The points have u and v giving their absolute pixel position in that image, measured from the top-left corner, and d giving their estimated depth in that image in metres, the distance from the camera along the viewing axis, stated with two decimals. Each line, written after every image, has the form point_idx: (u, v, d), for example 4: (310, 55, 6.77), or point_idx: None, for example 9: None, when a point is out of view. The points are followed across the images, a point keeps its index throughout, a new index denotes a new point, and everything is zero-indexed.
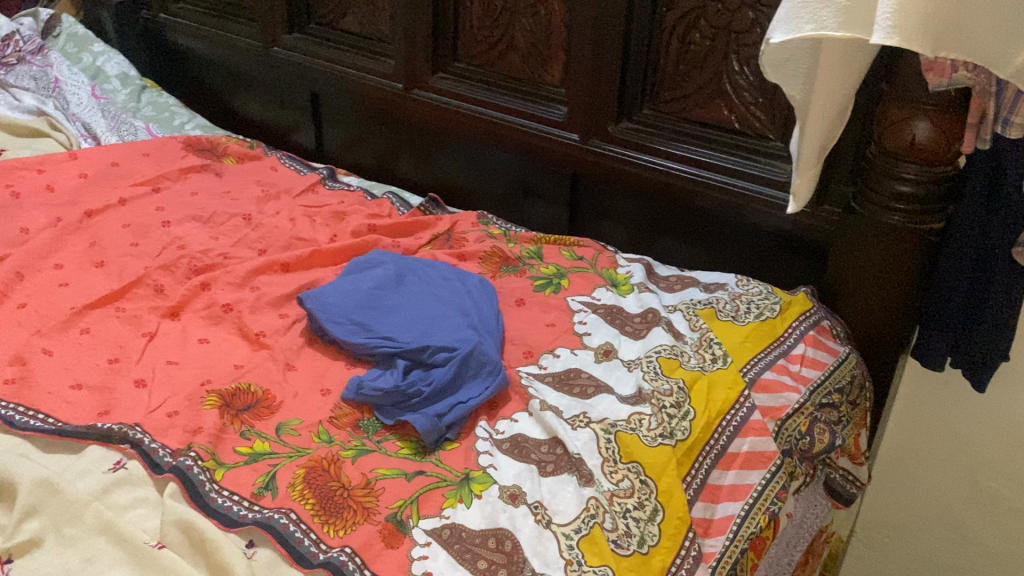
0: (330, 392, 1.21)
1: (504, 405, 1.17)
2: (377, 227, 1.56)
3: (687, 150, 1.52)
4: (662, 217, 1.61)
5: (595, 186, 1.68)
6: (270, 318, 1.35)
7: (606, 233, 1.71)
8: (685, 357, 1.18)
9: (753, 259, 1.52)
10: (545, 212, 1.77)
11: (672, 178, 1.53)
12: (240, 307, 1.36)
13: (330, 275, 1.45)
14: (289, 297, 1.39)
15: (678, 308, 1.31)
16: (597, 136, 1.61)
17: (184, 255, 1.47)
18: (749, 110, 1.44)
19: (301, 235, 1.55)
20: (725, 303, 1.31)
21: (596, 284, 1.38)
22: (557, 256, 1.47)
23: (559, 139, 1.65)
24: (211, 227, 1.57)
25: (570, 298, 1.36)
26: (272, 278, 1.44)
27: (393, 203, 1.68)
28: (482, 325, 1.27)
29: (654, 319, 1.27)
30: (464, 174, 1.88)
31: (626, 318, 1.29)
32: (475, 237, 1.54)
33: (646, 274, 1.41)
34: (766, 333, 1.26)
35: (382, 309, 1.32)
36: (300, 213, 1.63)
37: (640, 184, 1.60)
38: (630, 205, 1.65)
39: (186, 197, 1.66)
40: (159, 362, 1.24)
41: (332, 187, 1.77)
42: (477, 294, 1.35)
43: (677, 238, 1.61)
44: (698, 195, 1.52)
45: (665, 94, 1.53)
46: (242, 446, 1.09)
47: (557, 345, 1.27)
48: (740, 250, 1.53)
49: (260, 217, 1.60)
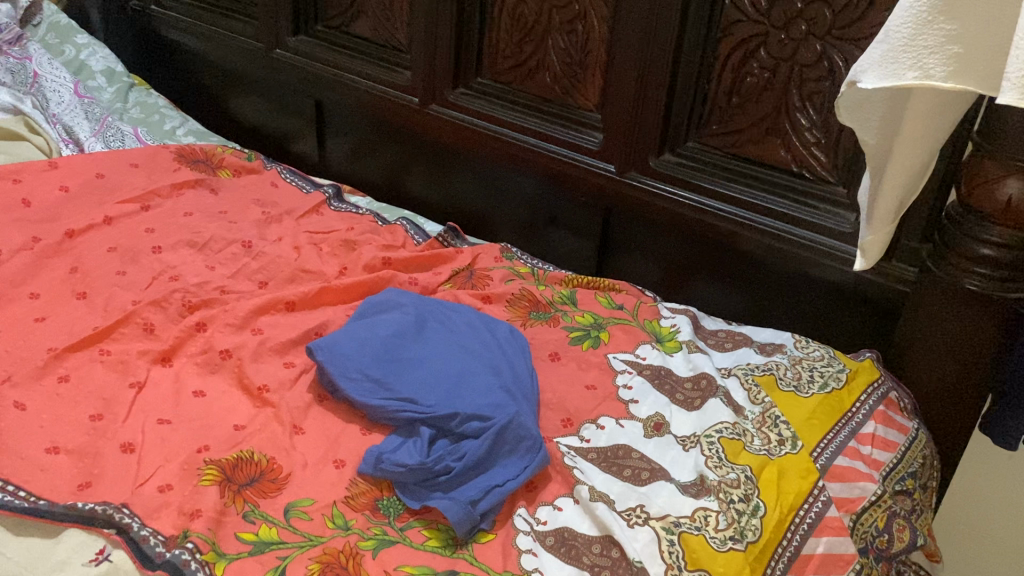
0: (345, 464, 1.06)
1: (543, 487, 1.03)
2: (391, 261, 1.41)
3: (734, 191, 1.39)
4: (702, 258, 1.48)
5: (629, 220, 1.54)
6: (274, 368, 1.20)
7: (636, 269, 1.58)
8: (748, 438, 1.06)
9: (801, 310, 1.39)
10: (568, 241, 1.63)
11: (715, 220, 1.41)
12: (241, 354, 1.21)
13: (341, 317, 1.30)
14: (296, 343, 1.25)
15: (734, 372, 1.18)
16: (634, 168, 1.48)
17: (177, 288, 1.31)
18: (809, 152, 1.31)
19: (307, 267, 1.40)
20: (786, 369, 1.19)
21: (640, 339, 1.25)
22: (592, 302, 1.33)
23: (591, 169, 1.52)
24: (207, 255, 1.41)
25: (612, 355, 1.22)
26: (276, 318, 1.29)
27: (407, 231, 1.54)
28: (516, 390, 1.13)
29: (709, 385, 1.14)
30: (480, 197, 1.74)
31: (676, 383, 1.16)
32: (500, 276, 1.40)
33: (693, 327, 1.28)
34: (833, 409, 1.13)
35: (401, 363, 1.17)
36: (305, 240, 1.47)
37: (678, 223, 1.46)
38: (666, 242, 1.51)
39: (179, 216, 1.50)
40: (149, 421, 1.09)
41: (339, 209, 1.63)
42: (509, 349, 1.21)
43: (716, 282, 1.48)
44: (741, 238, 1.39)
45: (713, 126, 1.40)
46: (246, 533, 0.95)
47: (599, 414, 1.13)
48: (790, 301, 1.40)
49: (262, 244, 1.45)
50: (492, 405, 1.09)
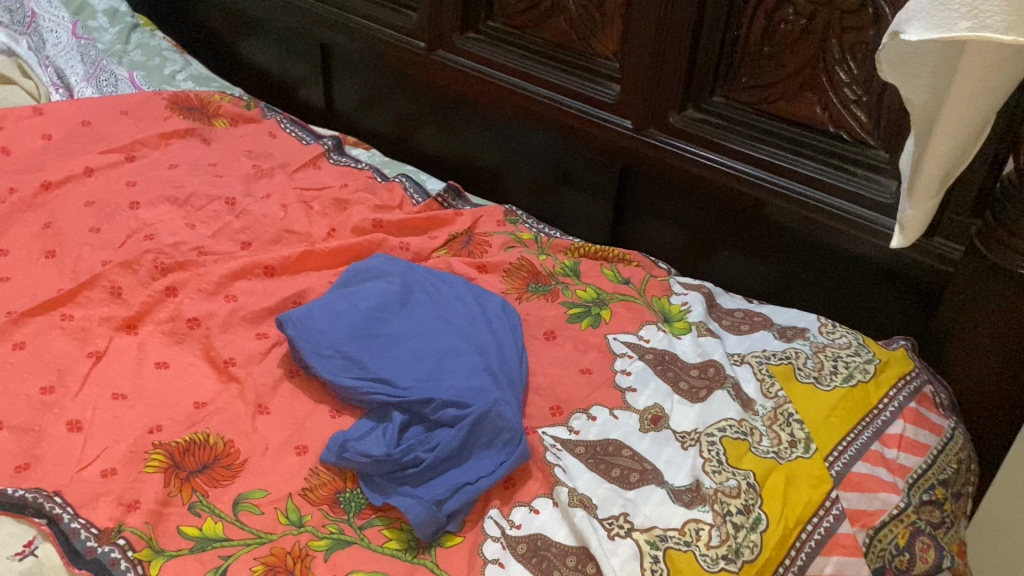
0: (307, 450, 0.97)
1: (522, 484, 0.93)
2: (383, 223, 1.30)
3: (764, 152, 1.25)
4: (726, 225, 1.34)
5: (647, 182, 1.41)
6: (245, 340, 1.11)
7: (654, 235, 1.45)
8: (755, 437, 0.94)
9: (830, 289, 1.26)
10: (582, 201, 1.51)
11: (741, 184, 1.27)
12: (210, 323, 1.12)
13: (323, 284, 1.20)
14: (271, 312, 1.15)
15: (746, 360, 1.05)
16: (653, 124, 1.34)
17: (151, 247, 1.23)
18: (847, 111, 1.16)
19: (293, 228, 1.30)
20: (807, 357, 1.05)
21: (645, 318, 1.12)
22: (597, 274, 1.21)
23: (606, 125, 1.38)
24: (187, 211, 1.32)
25: (612, 335, 1.10)
26: (253, 283, 1.20)
27: (406, 190, 1.42)
28: (501, 373, 1.02)
29: (717, 375, 1.02)
30: (491, 151, 1.61)
31: (680, 370, 1.04)
32: (499, 243, 1.29)
33: (707, 306, 1.15)
34: (857, 406, 1.00)
35: (379, 340, 1.07)
36: (294, 198, 1.37)
37: (700, 187, 1.33)
38: (687, 205, 1.38)
39: (164, 169, 1.40)
40: (103, 396, 1.01)
41: (337, 162, 1.52)
42: (498, 326, 1.10)
43: (740, 253, 1.34)
44: (768, 206, 1.26)
45: (742, 79, 1.25)
46: (190, 527, 0.87)
47: (592, 402, 1.02)
48: (821, 277, 1.26)
49: (247, 201, 1.35)
50: (474, 392, 0.99)
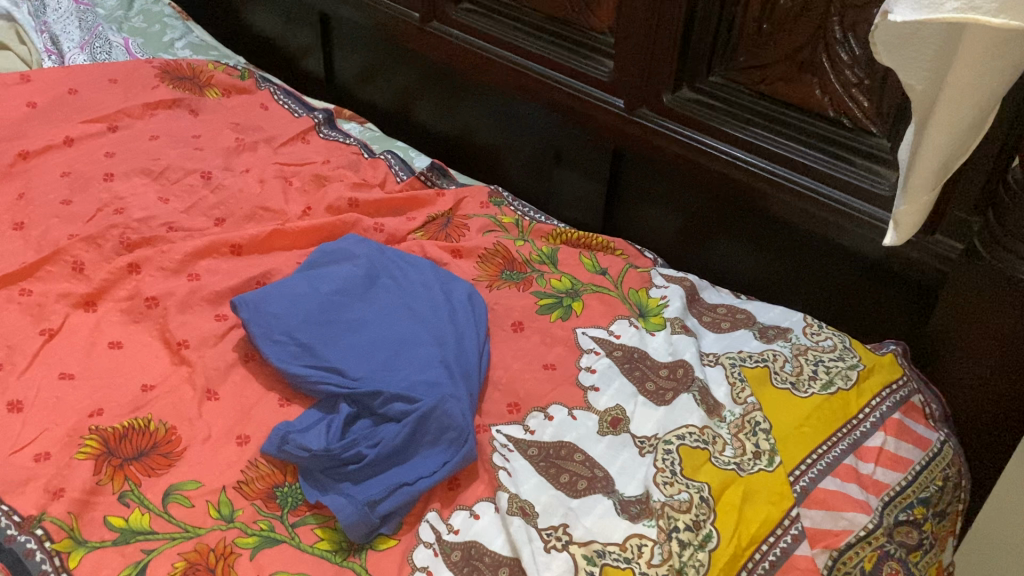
0: (249, 441, 0.94)
1: (466, 486, 0.88)
2: (359, 202, 1.26)
3: (758, 137, 1.17)
4: (722, 213, 1.26)
5: (642, 164, 1.34)
6: (202, 321, 1.08)
7: (649, 220, 1.38)
8: (716, 447, 0.88)
9: (826, 285, 1.18)
10: (576, 182, 1.44)
11: (734, 170, 1.19)
12: (168, 303, 1.09)
13: (289, 266, 1.16)
14: (232, 293, 1.12)
15: (720, 361, 0.99)
16: (645, 103, 1.27)
17: (119, 222, 1.20)
18: (849, 94, 1.07)
19: (267, 205, 1.26)
20: (785, 361, 0.99)
21: (619, 312, 1.06)
22: (575, 263, 1.15)
23: (599, 104, 1.31)
24: (162, 185, 1.29)
25: (581, 329, 1.05)
26: (218, 262, 1.16)
27: (390, 167, 1.37)
28: (456, 368, 0.97)
29: (685, 377, 0.96)
30: (488, 128, 1.55)
31: (648, 370, 0.98)
32: (478, 226, 1.23)
33: (687, 301, 1.09)
34: (833, 415, 0.93)
35: (337, 327, 1.03)
36: (273, 173, 1.33)
37: (694, 172, 1.26)
38: (682, 191, 1.30)
39: (144, 140, 1.37)
40: (49, 376, 0.99)
41: (326, 136, 1.48)
42: (460, 317, 1.05)
43: (735, 243, 1.27)
44: (763, 196, 1.18)
45: (740, 58, 1.16)
46: (116, 517, 0.84)
47: (551, 401, 0.96)
48: (818, 272, 1.18)
49: (224, 175, 1.31)
50: (425, 387, 0.94)
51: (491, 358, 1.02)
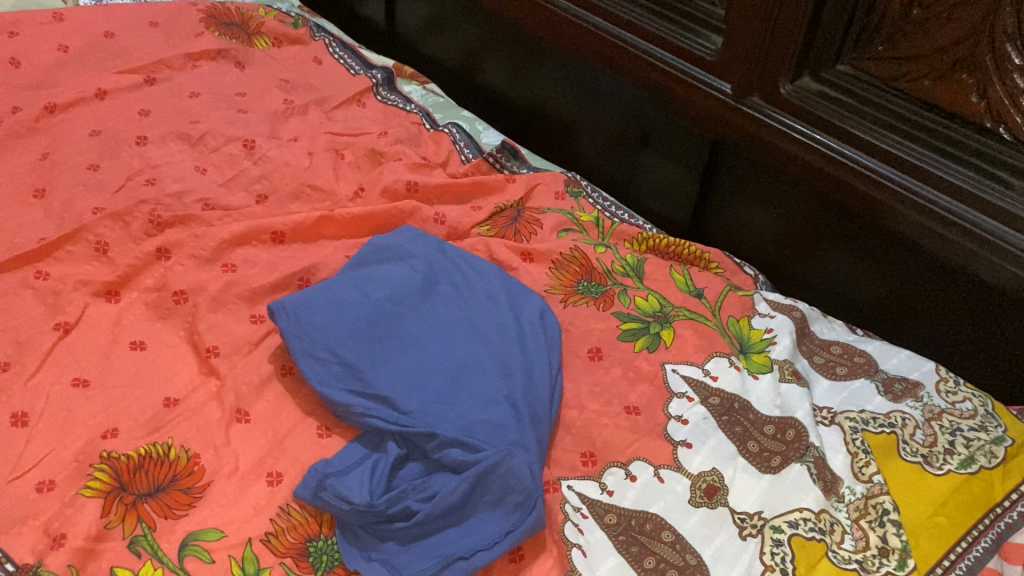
0: (282, 479, 0.81)
1: (531, 560, 0.75)
2: (418, 187, 1.11)
3: (891, 143, 0.98)
4: (834, 222, 1.08)
5: (743, 157, 1.16)
6: (235, 323, 0.94)
7: (749, 219, 1.20)
8: (835, 539, 0.74)
9: (956, 318, 1.01)
10: (664, 168, 1.26)
11: (858, 180, 1.01)
12: (198, 300, 0.95)
13: (336, 260, 1.02)
14: (271, 290, 0.98)
15: (837, 421, 0.83)
16: (756, 91, 1.09)
17: (150, 196, 1.06)
18: (1013, 102, 0.89)
19: (316, 183, 1.12)
20: (916, 427, 0.83)
21: (715, 346, 0.91)
22: (663, 277, 1.00)
23: (701, 86, 1.13)
24: (201, 153, 1.14)
25: (670, 364, 0.89)
26: (257, 251, 1.02)
27: (455, 142, 1.22)
28: (523, 409, 0.83)
29: (798, 439, 0.81)
30: (565, 100, 1.38)
31: (750, 426, 0.83)
32: (552, 224, 1.08)
33: (796, 337, 0.93)
34: (973, 501, 0.77)
35: (388, 344, 0.89)
36: (323, 144, 1.18)
37: (808, 176, 1.07)
38: (792, 193, 1.12)
39: (183, 98, 1.23)
40: (61, 382, 0.87)
41: (384, 100, 1.32)
42: (529, 343, 0.90)
43: (851, 259, 1.09)
44: (891, 213, 0.99)
45: (876, 48, 0.99)
46: (124, 570, 0.72)
47: (632, 455, 0.82)
48: (946, 302, 1.01)
49: (268, 145, 1.17)
50: (487, 432, 0.80)
51: (563, 393, 0.88)
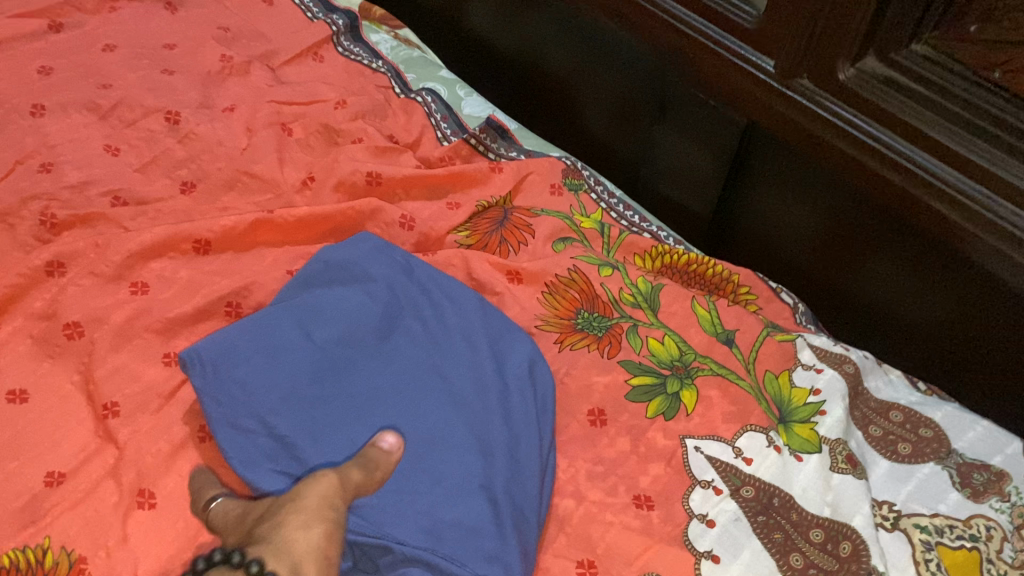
0: None
1: None
2: (380, 179, 0.90)
3: (973, 151, 0.77)
4: (888, 240, 0.87)
5: (779, 148, 0.94)
6: (144, 366, 0.75)
7: (778, 223, 0.99)
8: None
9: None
10: (679, 151, 1.04)
11: (927, 193, 0.80)
12: (96, 335, 0.76)
13: (275, 278, 0.81)
14: (192, 320, 0.78)
15: (904, 526, 0.66)
16: (806, 71, 0.87)
17: (42, 188, 0.85)
18: None
19: (255, 169, 0.90)
20: (1003, 540, 0.65)
21: (748, 413, 0.72)
22: (682, 310, 0.80)
23: (736, 60, 0.91)
24: (113, 127, 0.93)
25: (693, 438, 0.71)
26: (176, 265, 0.82)
27: (429, 115, 1.01)
28: (502, 505, 0.64)
29: (855, 558, 0.63)
30: (563, 60, 1.15)
31: (794, 533, 0.65)
32: (546, 231, 0.88)
33: (849, 400, 0.74)
34: None
35: (331, 408, 0.68)
36: (267, 116, 0.96)
37: (861, 182, 0.86)
38: (837, 198, 0.90)
39: (96, 53, 1.00)
40: None
41: (346, 54, 1.09)
42: (513, 407, 0.71)
43: (902, 287, 0.88)
44: (969, 238, 0.78)
45: (967, 27, 0.77)
46: None
47: (643, 569, 0.64)
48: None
49: (197, 118, 0.95)
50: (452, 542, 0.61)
51: (556, 474, 0.69)
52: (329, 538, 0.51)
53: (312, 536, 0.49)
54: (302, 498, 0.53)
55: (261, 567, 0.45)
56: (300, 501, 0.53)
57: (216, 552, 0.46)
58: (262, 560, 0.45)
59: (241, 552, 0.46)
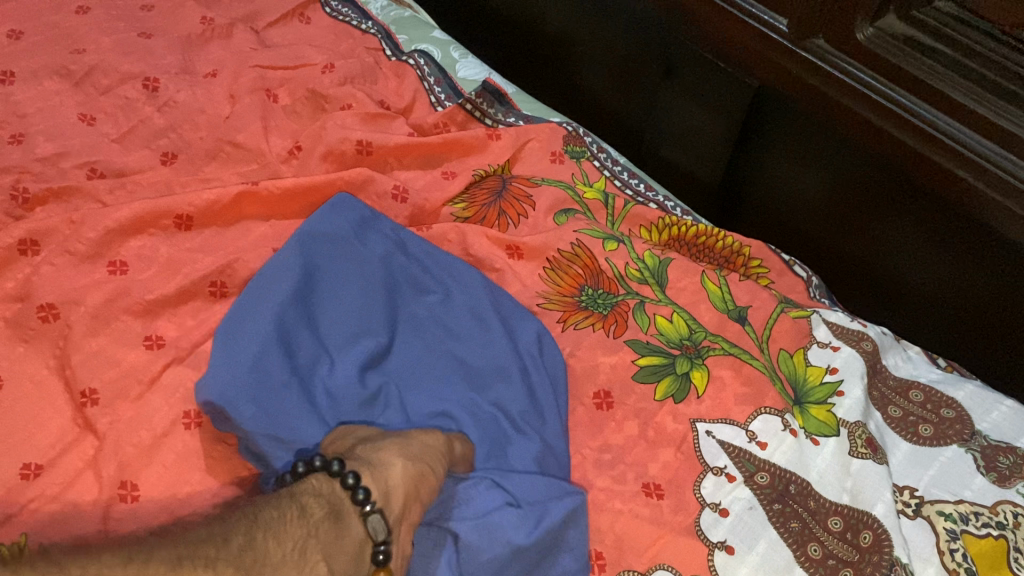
0: None
1: None
2: (371, 147, 0.85)
3: (999, 114, 0.72)
4: (903, 206, 0.83)
5: (790, 113, 0.89)
6: (123, 351, 0.71)
7: (787, 190, 0.94)
8: None
9: None
10: (686, 116, 0.99)
11: (947, 159, 0.76)
12: (72, 317, 0.72)
13: (262, 255, 0.77)
14: (174, 301, 0.74)
15: (926, 514, 0.62)
16: (823, 30, 0.82)
17: (13, 161, 0.80)
18: None
19: (238, 139, 0.86)
20: None
21: (762, 395, 0.69)
22: (692, 286, 0.76)
23: (749, 20, 0.87)
24: (87, 95, 0.88)
25: (703, 422, 0.67)
26: (156, 241, 0.77)
27: (422, 78, 0.96)
28: (523, 496, 0.59)
29: (876, 549, 0.60)
30: (562, 20, 1.09)
31: (811, 522, 0.62)
32: (546, 202, 0.83)
33: (867, 380, 0.71)
34: None
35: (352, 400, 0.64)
36: (250, 82, 0.91)
37: (878, 147, 0.81)
38: (852, 166, 0.86)
39: (68, 15, 0.95)
40: None
41: (333, 15, 1.04)
42: (531, 383, 0.68)
43: (920, 259, 0.84)
44: (989, 206, 0.74)
45: None
46: None
47: (653, 561, 0.61)
48: None
49: (177, 84, 0.90)
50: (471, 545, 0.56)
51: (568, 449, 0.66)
52: (423, 477, 0.54)
53: (408, 468, 0.54)
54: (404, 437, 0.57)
55: (358, 482, 0.50)
56: (405, 439, 0.57)
57: (313, 458, 0.51)
58: (358, 476, 0.50)
59: (340, 463, 0.51)
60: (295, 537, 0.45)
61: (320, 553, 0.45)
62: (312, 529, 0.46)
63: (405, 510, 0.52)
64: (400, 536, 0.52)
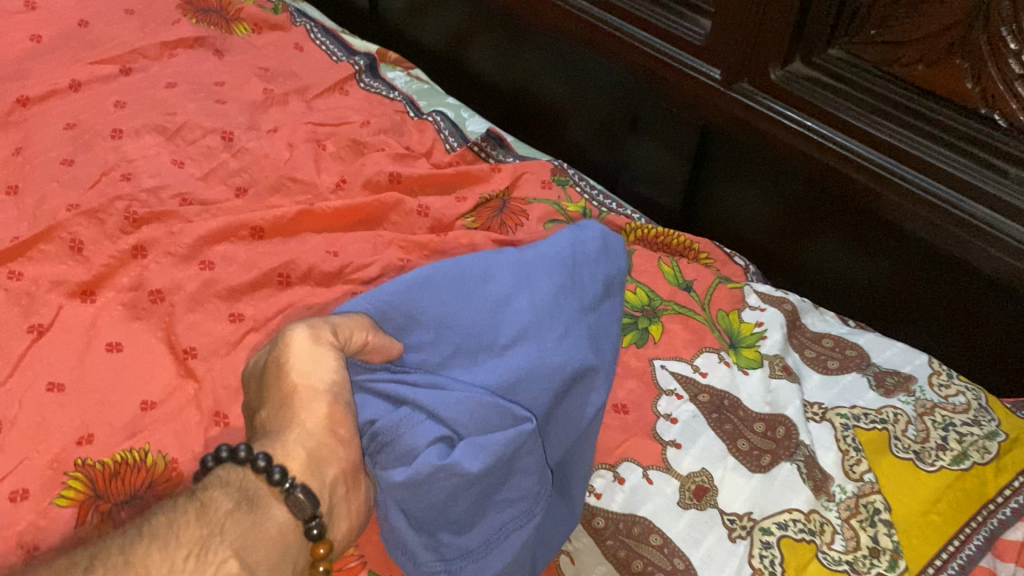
0: None
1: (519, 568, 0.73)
2: (401, 178, 1.09)
3: (880, 130, 0.95)
4: (823, 203, 1.05)
5: (732, 142, 1.12)
6: (214, 323, 0.92)
7: (739, 203, 1.17)
8: (825, 538, 0.73)
9: (938, 304, 0.99)
10: (653, 154, 1.22)
11: (850, 169, 0.97)
12: (175, 299, 0.93)
13: (318, 254, 0.99)
14: (250, 288, 0.96)
15: (828, 417, 0.82)
16: (746, 76, 1.06)
17: (125, 192, 1.04)
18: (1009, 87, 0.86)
19: (296, 175, 1.09)
20: (908, 423, 0.81)
21: (704, 341, 0.89)
22: (652, 270, 0.97)
23: (687, 72, 1.10)
24: (177, 146, 1.12)
25: (659, 360, 0.87)
26: (235, 247, 1.00)
27: (439, 131, 1.20)
28: (461, 426, 0.68)
29: (787, 437, 0.79)
30: (551, 86, 1.34)
31: (740, 424, 0.81)
32: (538, 214, 1.06)
33: (788, 331, 0.92)
34: (966, 497, 0.76)
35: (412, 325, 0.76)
36: (304, 135, 1.16)
37: (800, 164, 1.03)
38: (786, 180, 1.08)
39: (159, 89, 1.20)
40: (35, 388, 0.85)
41: (368, 87, 1.29)
42: (568, 319, 0.79)
43: (844, 247, 1.06)
44: (883, 202, 0.96)
45: (869, 31, 0.95)
46: None
47: (621, 456, 0.79)
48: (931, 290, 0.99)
49: (248, 136, 1.15)
50: (433, 509, 0.66)
51: None
52: (333, 418, 0.64)
53: (322, 423, 0.64)
54: (292, 375, 0.65)
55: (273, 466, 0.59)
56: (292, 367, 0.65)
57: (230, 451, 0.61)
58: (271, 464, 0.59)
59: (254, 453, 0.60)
60: (195, 539, 0.53)
61: (227, 549, 0.54)
62: (218, 528, 0.55)
63: (332, 473, 0.62)
64: (333, 498, 0.62)
